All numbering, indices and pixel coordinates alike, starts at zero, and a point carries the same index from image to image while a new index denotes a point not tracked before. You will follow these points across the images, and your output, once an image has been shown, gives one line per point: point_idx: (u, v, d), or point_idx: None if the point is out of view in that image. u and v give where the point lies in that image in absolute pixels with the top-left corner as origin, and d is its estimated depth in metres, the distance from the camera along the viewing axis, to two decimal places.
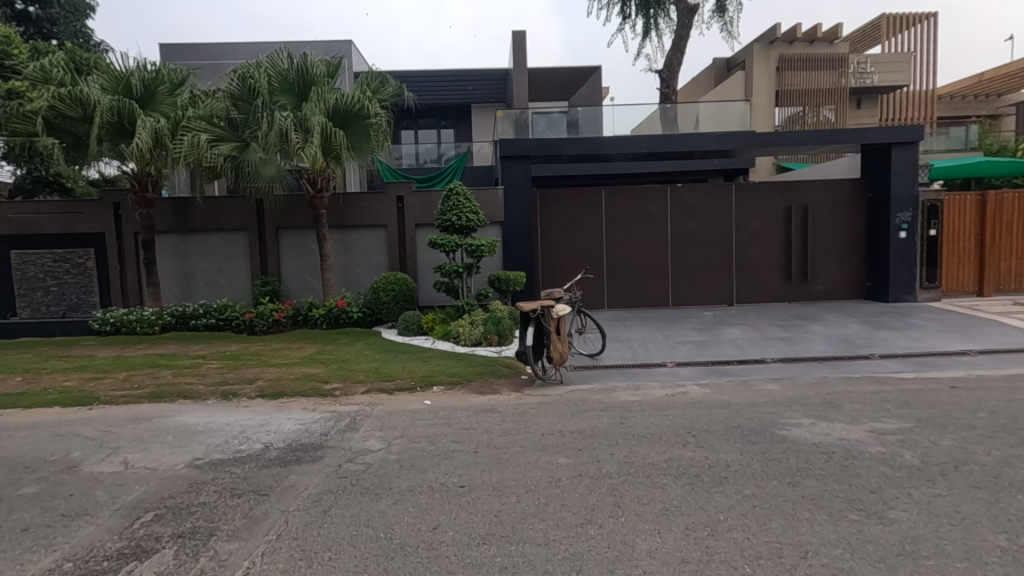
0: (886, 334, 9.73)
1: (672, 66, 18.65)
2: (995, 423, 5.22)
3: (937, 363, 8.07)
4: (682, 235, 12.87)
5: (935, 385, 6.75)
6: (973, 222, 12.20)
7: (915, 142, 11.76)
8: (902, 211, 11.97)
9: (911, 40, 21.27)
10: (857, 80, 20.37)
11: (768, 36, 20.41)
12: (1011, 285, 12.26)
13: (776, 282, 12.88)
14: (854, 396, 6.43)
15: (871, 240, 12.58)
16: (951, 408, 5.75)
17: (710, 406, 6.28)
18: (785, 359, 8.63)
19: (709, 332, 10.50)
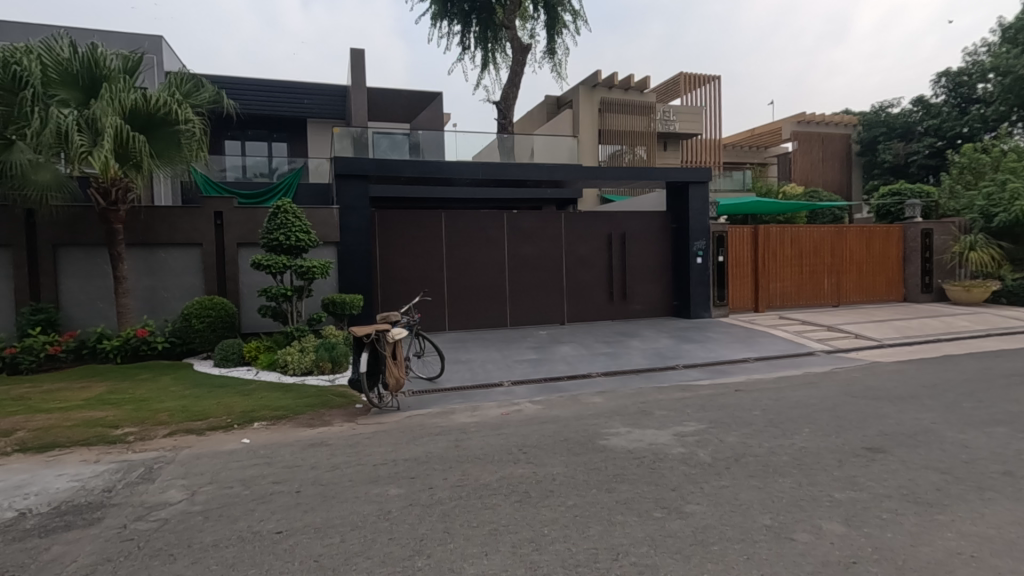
0: (689, 346, 11.17)
1: (508, 99, 19.71)
2: (766, 418, 6.25)
3: (726, 370, 9.47)
4: (519, 258, 13.50)
5: (724, 390, 7.90)
6: (748, 249, 14.64)
7: (705, 181, 13.84)
8: (698, 240, 13.97)
9: (703, 96, 25.13)
10: (663, 126, 23.55)
11: (591, 81, 22.59)
12: (778, 301, 14.83)
13: (601, 302, 14.09)
14: (663, 403, 7.25)
15: (675, 265, 14.44)
16: (735, 408, 6.75)
17: (541, 422, 6.57)
18: (608, 373, 9.42)
19: (543, 350, 11.07)
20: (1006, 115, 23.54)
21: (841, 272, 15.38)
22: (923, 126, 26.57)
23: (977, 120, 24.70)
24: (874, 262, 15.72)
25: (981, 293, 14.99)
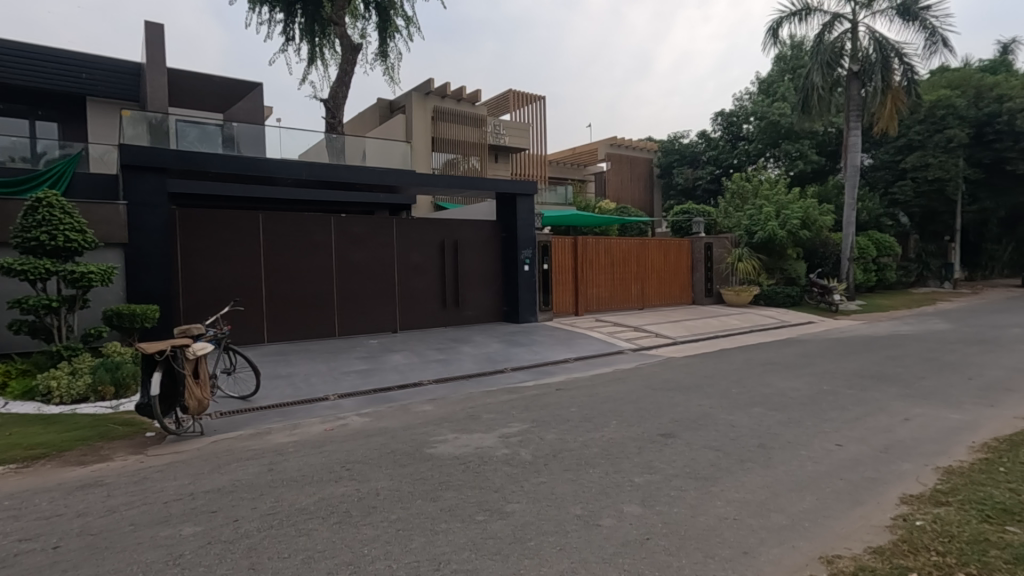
0: (517, 350, 11.69)
1: (336, 97, 18.78)
2: (581, 414, 6.79)
3: (549, 371, 10.12)
4: (347, 264, 12.89)
5: (547, 390, 8.42)
6: (569, 258, 15.86)
7: (530, 194, 14.67)
8: (525, 249, 14.73)
9: (530, 113, 26.63)
10: (494, 139, 24.49)
11: (424, 88, 22.61)
12: (594, 305, 16.29)
13: (435, 309, 14.11)
14: (490, 406, 7.46)
15: (505, 272, 15.06)
16: (556, 406, 7.23)
17: (367, 435, 6.31)
18: (439, 380, 9.43)
19: (374, 360, 10.70)
20: (763, 151, 28.89)
21: (644, 279, 17.46)
22: (706, 156, 30.98)
23: (743, 154, 29.74)
24: (670, 270, 18.13)
25: (746, 296, 18.18)
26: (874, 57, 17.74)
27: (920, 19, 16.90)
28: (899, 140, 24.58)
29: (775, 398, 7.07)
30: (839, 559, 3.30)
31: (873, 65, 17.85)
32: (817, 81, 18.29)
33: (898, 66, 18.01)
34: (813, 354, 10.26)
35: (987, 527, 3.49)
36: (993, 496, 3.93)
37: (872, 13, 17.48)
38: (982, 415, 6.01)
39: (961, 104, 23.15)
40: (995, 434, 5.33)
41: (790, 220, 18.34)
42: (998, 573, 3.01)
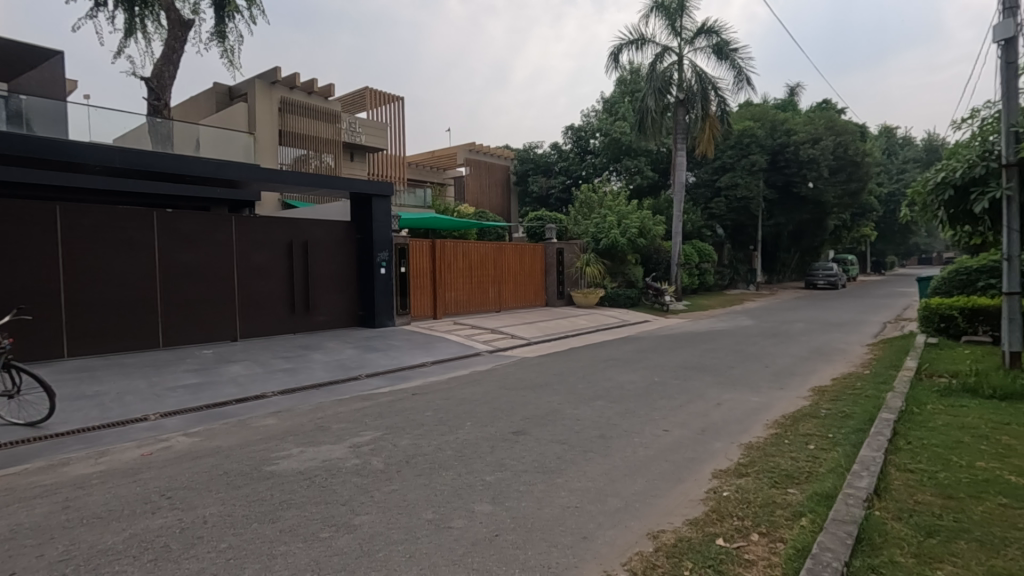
0: (372, 355, 11.30)
1: (162, 78, 16.60)
2: (436, 417, 6.76)
3: (405, 375, 9.93)
4: (175, 266, 11.43)
5: (403, 395, 8.25)
6: (427, 260, 15.73)
7: (387, 195, 14.27)
8: (381, 252, 14.28)
9: (388, 113, 25.99)
10: (349, 136, 23.50)
11: (270, 77, 20.92)
12: (453, 308, 16.36)
13: (281, 315, 13.07)
14: (341, 416, 7.10)
15: (360, 276, 14.48)
16: (410, 412, 7.12)
17: (196, 457, 5.64)
18: (285, 391, 8.75)
19: (207, 372, 9.60)
20: (607, 165, 31.43)
21: (501, 282, 17.96)
22: (558, 166, 32.77)
23: (591, 166, 32.05)
24: (524, 274, 18.87)
25: (594, 298, 19.54)
26: (695, 87, 20.29)
27: (729, 59, 19.65)
28: (715, 162, 28.37)
29: (615, 391, 7.70)
30: (663, 533, 3.68)
31: (694, 95, 20.38)
32: (651, 105, 20.40)
33: (714, 97, 20.73)
34: (647, 350, 11.38)
35: (774, 491, 4.15)
36: (779, 464, 4.68)
37: (693, 49, 19.94)
38: (774, 396, 7.15)
39: (761, 135, 27.42)
40: (783, 411, 6.36)
41: (629, 228, 20.18)
42: (782, 529, 3.57)
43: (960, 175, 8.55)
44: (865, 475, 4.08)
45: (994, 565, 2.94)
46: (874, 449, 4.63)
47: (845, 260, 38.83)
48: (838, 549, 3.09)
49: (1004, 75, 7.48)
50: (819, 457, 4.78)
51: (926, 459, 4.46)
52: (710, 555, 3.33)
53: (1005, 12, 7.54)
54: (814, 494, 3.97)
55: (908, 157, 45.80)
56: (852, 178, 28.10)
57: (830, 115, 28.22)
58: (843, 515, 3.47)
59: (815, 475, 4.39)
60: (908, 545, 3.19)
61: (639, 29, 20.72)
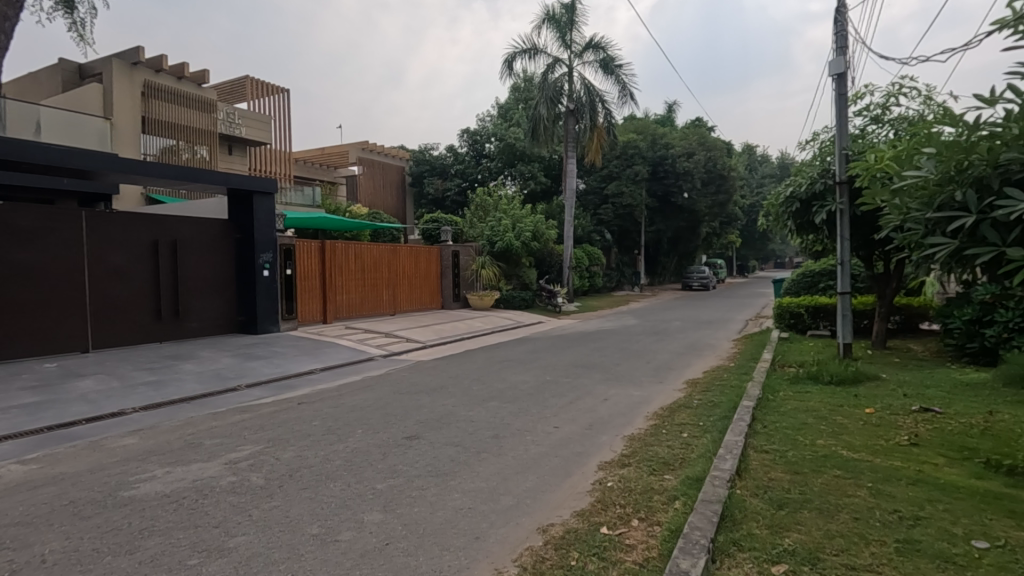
0: (253, 363, 10.52)
1: None
2: (324, 427, 6.45)
3: (290, 384, 9.35)
4: (7, 267, 9.85)
5: (287, 405, 7.76)
6: (316, 262, 14.95)
7: (270, 192, 13.40)
8: (264, 253, 13.35)
9: (271, 105, 24.39)
10: (226, 127, 21.81)
11: (130, 57, 18.73)
12: (344, 312, 15.70)
13: (146, 322, 11.76)
14: (216, 430, 6.52)
15: (240, 278, 13.43)
16: (295, 422, 6.72)
17: (32, 488, 4.87)
18: (148, 407, 7.86)
19: (49, 389, 8.36)
20: (502, 170, 31.94)
21: (395, 285, 17.56)
22: (453, 169, 32.69)
23: (486, 170, 32.35)
24: (420, 276, 18.59)
25: (489, 300, 19.78)
26: (584, 99, 21.34)
27: (615, 74, 20.84)
28: (603, 171, 29.91)
29: (509, 392, 7.84)
30: (552, 527, 3.80)
31: (583, 106, 21.40)
32: (543, 113, 21.10)
33: (602, 109, 21.81)
34: (539, 350, 11.72)
35: (653, 478, 4.45)
36: (657, 453, 5.03)
37: (582, 62, 20.90)
38: (654, 389, 7.68)
39: (643, 147, 29.38)
40: (661, 404, 6.86)
41: (523, 232, 20.67)
42: (658, 513, 3.84)
43: (805, 190, 9.79)
44: (728, 458, 4.51)
45: (829, 529, 3.38)
46: (737, 434, 5.13)
47: (715, 264, 42.76)
48: (706, 527, 3.39)
49: (837, 105, 8.67)
50: (692, 444, 5.21)
51: (779, 440, 5.03)
52: (595, 544, 3.49)
53: (837, 50, 8.75)
54: (687, 478, 4.32)
55: (765, 173, 51.51)
56: (720, 189, 31.03)
57: (701, 132, 30.94)
58: (710, 496, 3.81)
59: (687, 461, 4.77)
60: (763, 518, 3.57)
61: (532, 38, 21.33)
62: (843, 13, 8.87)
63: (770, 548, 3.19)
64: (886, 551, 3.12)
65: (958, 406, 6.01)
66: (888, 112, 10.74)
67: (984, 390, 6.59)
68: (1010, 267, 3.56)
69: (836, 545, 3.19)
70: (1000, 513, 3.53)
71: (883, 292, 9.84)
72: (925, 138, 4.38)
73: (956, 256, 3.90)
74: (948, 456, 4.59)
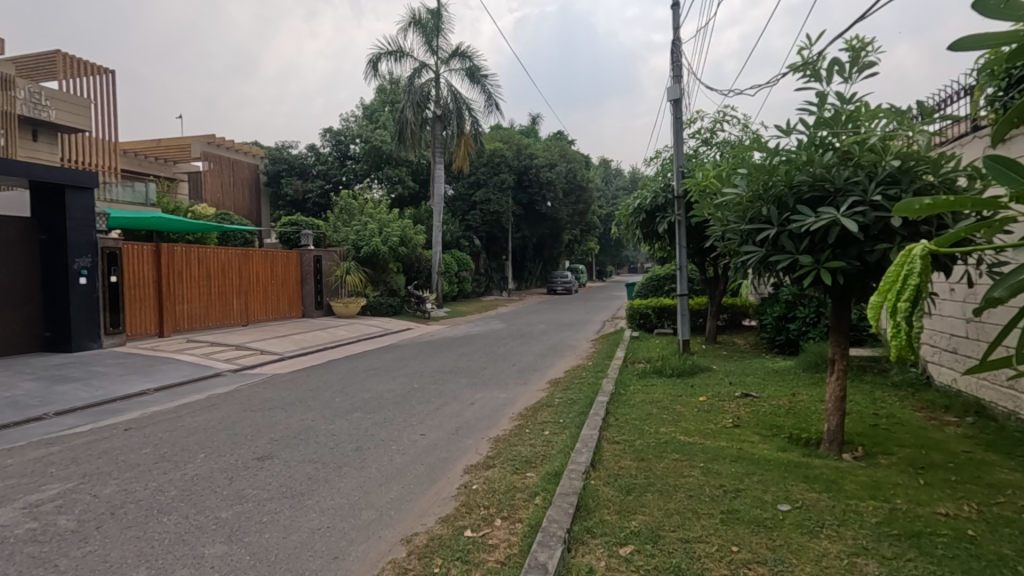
0: (64, 387, 8.97)
1: None
2: (157, 454, 5.71)
3: (114, 409, 8.13)
4: None
5: (110, 432, 6.73)
6: (150, 268, 13.18)
7: (88, 187, 11.58)
8: (80, 256, 11.44)
9: (90, 87, 21.05)
10: (28, 109, 18.30)
11: None
12: (184, 324, 14.03)
13: None
14: (10, 470, 5.45)
15: (48, 287, 11.38)
16: (119, 451, 5.86)
17: None
18: None
19: None
20: (368, 173, 30.93)
21: (247, 292, 16.14)
22: (315, 169, 30.92)
23: (351, 172, 31.07)
24: (276, 283, 17.29)
25: (354, 307, 19.00)
26: (451, 106, 21.38)
27: (481, 84, 21.23)
28: (470, 178, 30.29)
29: (373, 402, 7.58)
30: (416, 536, 3.74)
31: (450, 113, 21.47)
32: (409, 117, 20.84)
33: (469, 117, 21.97)
34: (406, 357, 11.50)
35: (515, 477, 4.59)
36: (520, 452, 5.20)
37: (448, 69, 21.02)
38: (518, 391, 7.92)
39: (509, 156, 30.29)
40: (524, 404, 7.11)
41: (390, 237, 20.17)
42: (520, 511, 3.96)
43: (649, 202, 10.82)
44: (584, 451, 4.82)
45: (669, 508, 3.74)
46: (592, 428, 5.50)
47: (577, 270, 45.39)
48: (562, 519, 3.57)
49: (675, 127, 9.68)
50: (552, 440, 5.48)
51: (628, 431, 5.46)
52: (458, 548, 3.50)
53: (673, 79, 9.79)
54: (547, 474, 4.51)
55: (619, 185, 55.87)
56: (580, 200, 33.09)
57: (562, 145, 32.75)
58: (567, 489, 4.03)
59: (548, 457, 5.00)
60: (613, 504, 3.85)
61: (397, 41, 20.99)
62: (678, 46, 9.96)
63: (619, 531, 3.45)
64: (714, 522, 3.53)
65: (769, 390, 7.02)
66: (715, 136, 12.28)
67: (789, 375, 7.77)
68: (803, 272, 4.25)
69: (673, 522, 3.54)
70: (799, 478, 4.18)
71: (713, 294, 11.18)
72: (739, 161, 5.06)
73: (763, 262, 4.56)
74: (761, 434, 5.34)
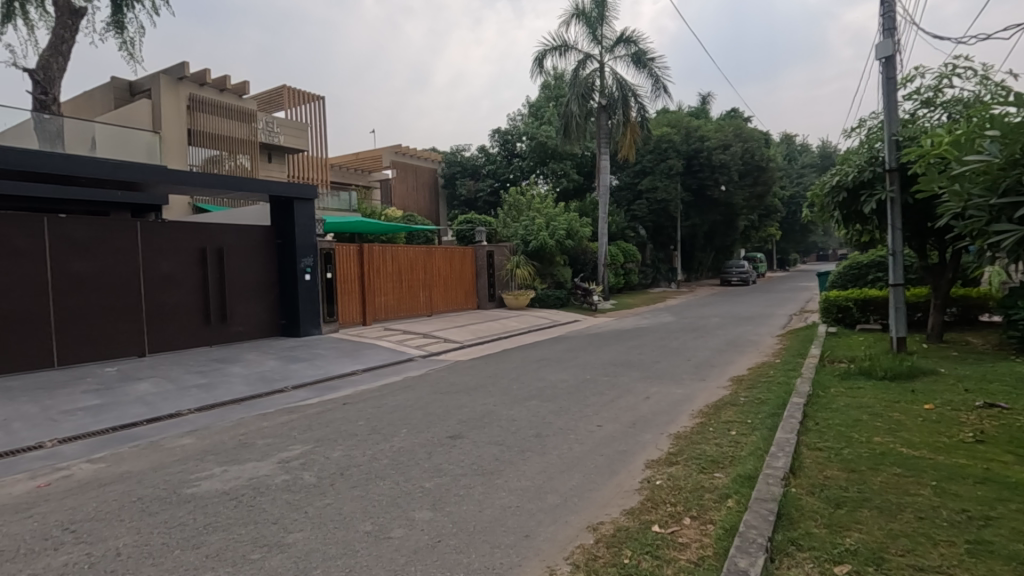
0: (296, 365, 10.82)
1: (49, 69, 15.06)
2: (369, 427, 6.59)
3: (334, 385, 9.58)
4: (68, 278, 10.32)
5: (332, 405, 7.97)
6: (355, 266, 15.25)
7: (310, 199, 13.75)
8: (305, 257, 13.67)
9: (308, 112, 24.92)
10: (266, 136, 22.45)
11: (176, 72, 19.44)
12: (382, 314, 15.97)
13: (195, 327, 12.15)
14: (266, 431, 6.73)
15: (282, 283, 13.77)
16: (341, 422, 6.90)
17: (102, 485, 5.13)
18: (203, 409, 8.17)
19: (108, 392, 8.70)
20: (534, 168, 31.96)
21: (431, 286, 17.79)
22: (485, 169, 32.92)
23: (518, 169, 32.47)
24: (455, 278, 18.77)
25: (524, 299, 19.85)
26: (616, 94, 21.04)
27: (647, 68, 20.57)
28: (636, 166, 29.45)
29: (548, 391, 7.82)
30: (602, 525, 3.79)
31: (616, 101, 21.13)
32: (574, 110, 20.96)
33: (634, 104, 21.53)
34: (576, 348, 11.66)
35: (702, 477, 4.38)
36: (705, 451, 4.95)
37: (613, 57, 20.72)
38: (697, 388, 7.54)
39: (677, 141, 28.89)
40: (705, 402, 6.74)
41: (558, 230, 20.57)
42: (712, 512, 3.77)
43: (851, 179, 9.44)
44: (781, 456, 4.41)
45: (893, 529, 3.26)
46: (787, 431, 5.02)
47: (753, 259, 41.70)
48: (761, 526, 3.31)
49: (885, 89, 8.31)
50: (740, 441, 5.11)
51: (831, 437, 4.88)
52: (648, 542, 3.46)
53: (884, 33, 8.39)
54: (739, 476, 4.23)
55: (806, 162, 49.98)
56: (758, 181, 30.41)
57: (736, 123, 30.30)
58: (764, 494, 3.72)
59: (737, 458, 4.69)
60: (821, 517, 3.47)
61: (562, 35, 21.24)
62: None
63: (831, 548, 3.10)
64: (956, 552, 2.99)
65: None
66: (941, 95, 10.27)
67: None
68: None
69: (901, 546, 3.07)
70: None
71: (937, 283, 9.43)
72: (986, 120, 4.17)
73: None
74: (1017, 454, 4.37)
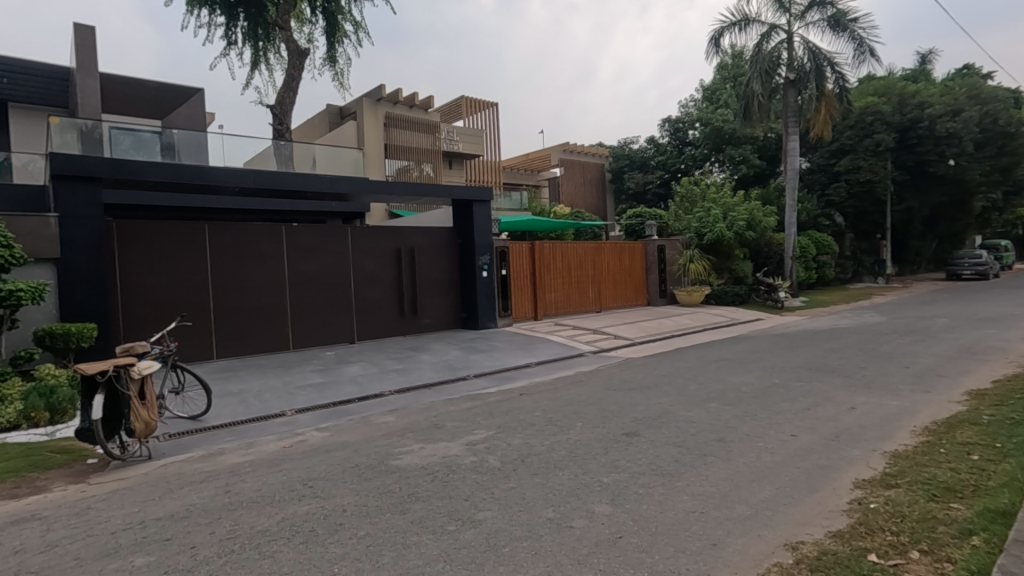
0: (476, 356, 11.64)
1: (284, 104, 18.29)
2: (546, 418, 6.82)
3: (510, 376, 10.11)
4: (299, 276, 12.42)
5: (510, 395, 8.41)
6: (528, 262, 15.90)
7: (486, 201, 14.64)
8: (482, 255, 14.62)
9: (484, 118, 26.57)
10: (447, 145, 24.53)
11: (375, 94, 22.22)
12: (552, 309, 16.42)
13: (392, 319, 13.77)
14: (453, 414, 7.37)
15: (463, 279, 14.91)
16: (518, 411, 7.26)
17: (328, 451, 6.09)
18: (401, 391, 9.23)
19: (329, 372, 10.32)
20: (709, 156, 30.07)
21: (600, 282, 17.78)
22: (654, 161, 31.85)
23: (690, 159, 30.85)
24: (624, 273, 18.51)
25: (698, 296, 18.80)
26: (808, 66, 18.72)
27: (848, 31, 18.02)
28: (832, 145, 25.98)
29: (730, 393, 7.29)
30: (802, 545, 3.43)
31: (807, 74, 18.78)
32: (756, 89, 19.11)
33: (831, 74, 19.02)
34: (760, 349, 10.70)
35: (934, 505, 3.71)
36: (936, 475, 4.19)
37: (804, 25, 18.50)
38: (919, 400, 6.40)
39: (887, 111, 24.72)
40: (932, 417, 5.69)
41: (736, 221, 19.09)
42: (951, 549, 3.17)
43: None
44: None
45: None
46: None
47: (995, 246, 34.01)
48: None
49: None
50: (986, 469, 4.21)
51: None
52: (863, 572, 3.04)
53: None
54: (986, 511, 3.50)
55: None
56: (1002, 151, 24.73)
57: (970, 82, 24.99)
58: None
59: (983, 488, 3.88)
60: None
61: (742, 9, 19.54)
62: None
63: None
64: None
65: None
66: None
67: None
68: None
69: None
70: None
71: None
72: None
73: None
74: None
